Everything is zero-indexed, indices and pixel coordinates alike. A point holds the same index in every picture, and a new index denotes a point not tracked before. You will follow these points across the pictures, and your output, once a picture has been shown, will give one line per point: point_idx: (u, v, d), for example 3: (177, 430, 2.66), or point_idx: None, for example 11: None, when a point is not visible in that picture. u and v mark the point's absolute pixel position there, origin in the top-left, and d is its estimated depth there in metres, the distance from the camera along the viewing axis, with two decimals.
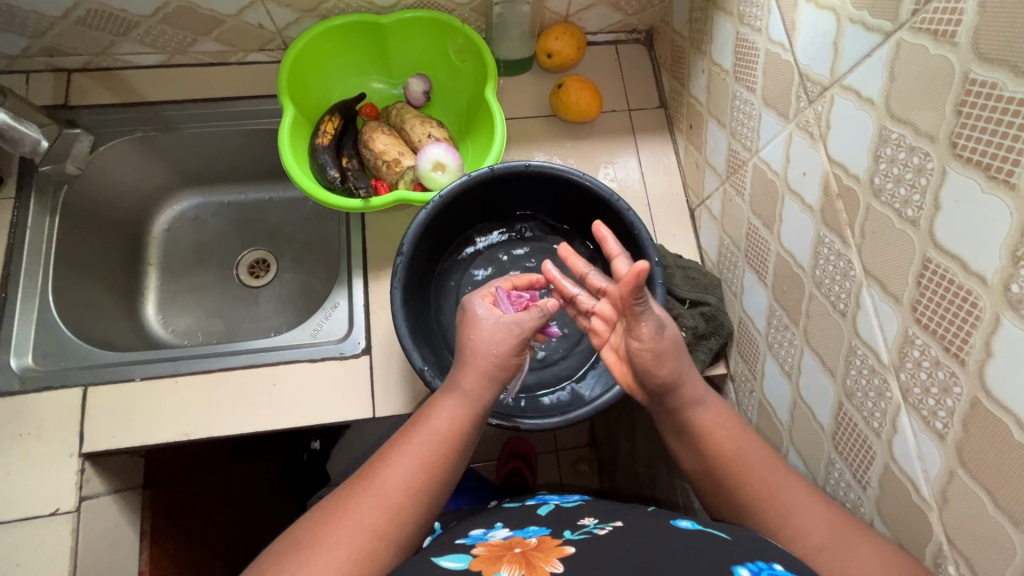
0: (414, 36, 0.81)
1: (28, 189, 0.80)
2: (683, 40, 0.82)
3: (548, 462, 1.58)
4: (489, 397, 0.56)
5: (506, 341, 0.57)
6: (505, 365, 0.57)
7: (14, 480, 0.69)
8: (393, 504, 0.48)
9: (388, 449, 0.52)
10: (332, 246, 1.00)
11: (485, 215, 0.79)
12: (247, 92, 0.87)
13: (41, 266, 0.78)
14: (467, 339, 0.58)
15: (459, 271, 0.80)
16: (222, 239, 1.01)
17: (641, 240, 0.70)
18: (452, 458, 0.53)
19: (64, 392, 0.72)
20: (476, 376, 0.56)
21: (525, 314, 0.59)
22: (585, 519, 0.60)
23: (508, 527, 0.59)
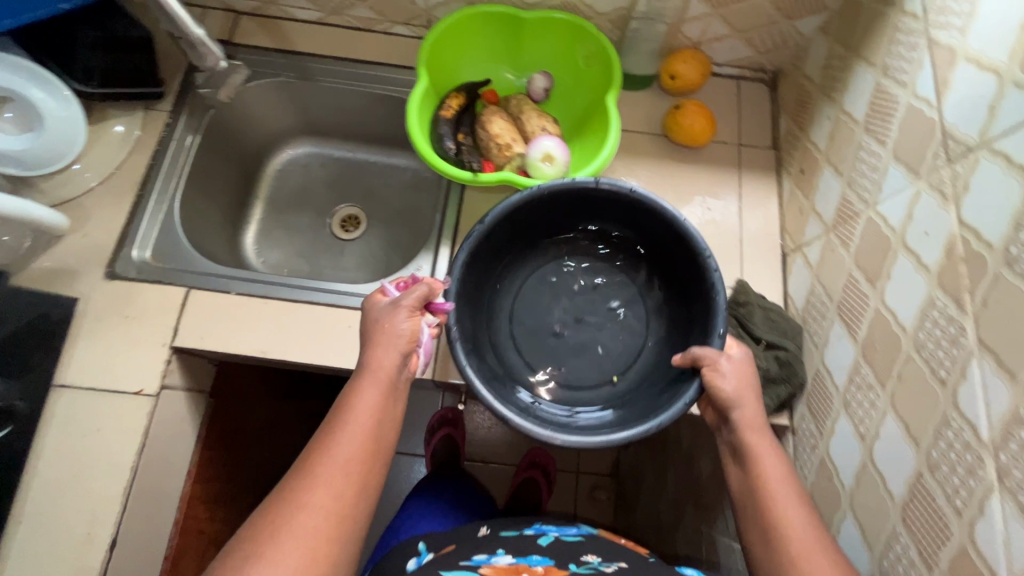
0: (549, 34, 0.84)
1: (182, 106, 0.89)
2: (812, 85, 0.82)
3: (566, 482, 1.56)
4: (396, 367, 0.60)
5: (394, 315, 0.62)
6: (398, 333, 0.62)
7: (112, 354, 0.76)
8: (336, 484, 0.52)
9: (317, 439, 0.55)
10: (421, 216, 1.05)
11: (562, 226, 0.82)
12: (383, 60, 0.93)
13: (177, 175, 0.86)
14: (370, 324, 0.63)
15: (525, 272, 0.83)
16: (323, 189, 1.08)
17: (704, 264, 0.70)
18: (377, 430, 0.57)
19: (170, 289, 0.79)
20: (381, 350, 0.60)
21: (412, 290, 0.64)
22: (590, 557, 0.64)
23: (511, 555, 0.63)
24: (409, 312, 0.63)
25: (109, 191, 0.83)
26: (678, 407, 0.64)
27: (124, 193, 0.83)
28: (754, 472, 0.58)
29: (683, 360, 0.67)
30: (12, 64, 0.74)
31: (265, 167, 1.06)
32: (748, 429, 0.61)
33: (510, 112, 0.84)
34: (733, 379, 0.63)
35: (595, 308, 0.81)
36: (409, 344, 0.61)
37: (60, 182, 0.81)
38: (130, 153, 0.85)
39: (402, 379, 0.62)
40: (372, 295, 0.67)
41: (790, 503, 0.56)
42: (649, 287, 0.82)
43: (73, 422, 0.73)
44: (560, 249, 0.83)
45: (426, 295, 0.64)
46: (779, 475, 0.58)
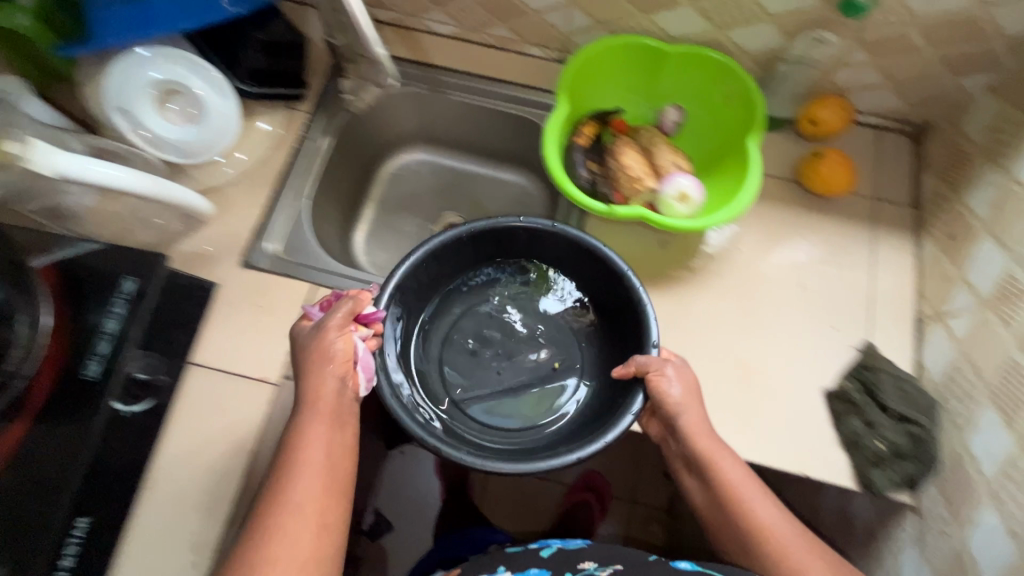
0: (690, 68, 0.83)
1: (321, 108, 0.93)
2: (972, 146, 0.77)
3: (619, 509, 1.55)
4: (332, 396, 0.65)
5: (323, 342, 0.66)
6: (336, 357, 0.66)
7: (241, 340, 0.80)
8: (311, 508, 0.59)
9: (279, 478, 0.61)
10: None
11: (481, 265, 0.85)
12: (514, 79, 0.94)
13: (310, 175, 0.91)
14: (307, 363, 0.66)
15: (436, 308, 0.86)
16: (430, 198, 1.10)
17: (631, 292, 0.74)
18: (334, 456, 0.63)
19: (297, 284, 0.83)
20: (318, 383, 0.65)
21: (331, 312, 0.68)
22: (586, 563, 0.70)
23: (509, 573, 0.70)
24: (337, 330, 0.67)
25: (250, 184, 0.88)
26: (626, 422, 0.68)
27: (263, 187, 0.88)
28: (723, 484, 0.66)
29: (626, 370, 0.71)
30: (188, 59, 0.79)
31: (379, 171, 1.09)
32: (698, 436, 0.68)
33: (640, 143, 0.83)
34: (679, 379, 0.69)
35: (485, 334, 0.86)
36: (344, 366, 0.66)
37: (210, 171, 0.86)
38: (271, 149, 0.89)
39: (347, 403, 0.67)
40: (299, 322, 0.71)
41: (755, 497, 0.65)
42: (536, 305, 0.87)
43: (200, 402, 0.76)
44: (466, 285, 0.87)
45: (349, 315, 0.68)
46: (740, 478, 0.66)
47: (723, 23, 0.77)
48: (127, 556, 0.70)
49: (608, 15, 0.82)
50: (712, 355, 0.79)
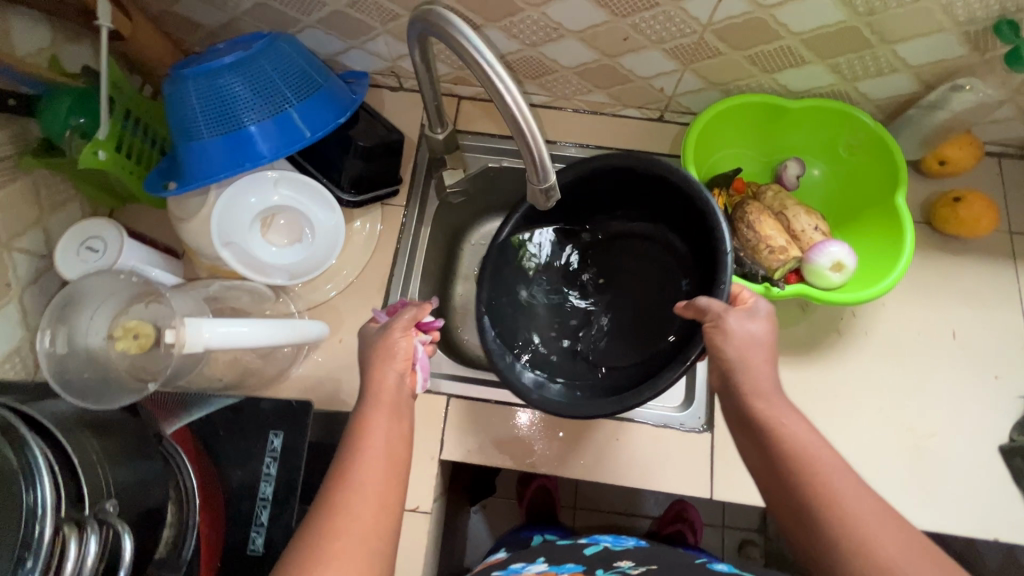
0: (810, 120, 0.78)
1: (416, 200, 0.87)
2: None
3: (711, 533, 1.54)
4: (397, 390, 0.58)
5: (376, 339, 0.61)
6: (398, 354, 0.60)
7: None
8: (362, 507, 0.51)
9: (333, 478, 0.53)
10: None
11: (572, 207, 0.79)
12: (613, 144, 0.88)
13: (415, 274, 0.86)
14: (376, 367, 0.60)
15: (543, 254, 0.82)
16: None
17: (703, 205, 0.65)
18: (391, 450, 0.55)
19: (430, 397, 0.79)
20: (382, 373, 0.59)
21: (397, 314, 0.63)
22: (622, 562, 0.78)
23: (544, 564, 0.79)
24: (402, 330, 0.61)
25: (358, 294, 0.82)
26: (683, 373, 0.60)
27: (372, 296, 0.82)
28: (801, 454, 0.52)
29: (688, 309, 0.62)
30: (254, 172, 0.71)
31: (465, 244, 0.99)
32: (758, 396, 0.56)
33: (769, 206, 0.78)
34: (736, 340, 0.57)
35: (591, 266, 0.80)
36: (405, 364, 0.59)
37: (314, 286, 0.81)
38: (373, 253, 0.84)
39: (406, 399, 0.60)
40: (367, 325, 0.66)
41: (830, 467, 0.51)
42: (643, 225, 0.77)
43: None
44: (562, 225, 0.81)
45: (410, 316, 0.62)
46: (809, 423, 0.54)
47: (855, 76, 0.73)
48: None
49: (724, 77, 0.77)
50: (879, 423, 0.76)
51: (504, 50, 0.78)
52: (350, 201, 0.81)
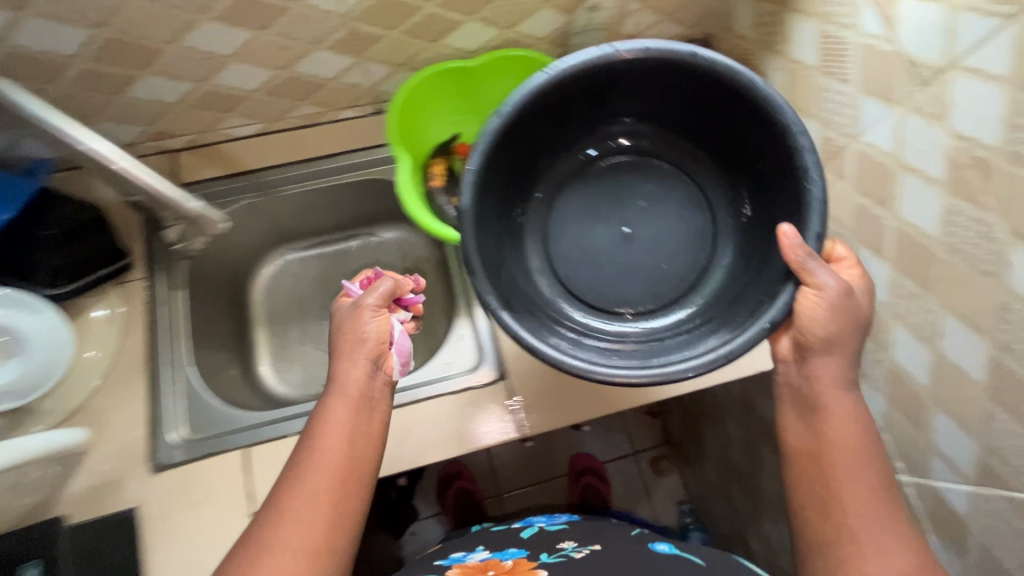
0: (501, 74, 0.85)
1: (157, 267, 0.83)
2: (750, 43, 0.87)
3: (628, 465, 1.65)
4: (366, 387, 0.63)
5: (357, 316, 0.65)
6: (368, 342, 0.64)
7: (195, 546, 0.70)
8: (308, 514, 0.57)
9: (292, 471, 0.60)
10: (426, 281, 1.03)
11: (546, 150, 0.73)
12: (340, 148, 0.91)
13: (180, 341, 0.81)
14: (344, 359, 0.64)
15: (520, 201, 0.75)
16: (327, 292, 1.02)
17: (643, 168, 0.76)
18: (359, 450, 0.61)
19: (226, 456, 0.75)
20: (356, 368, 0.63)
21: (370, 291, 0.67)
22: (564, 543, 0.79)
23: (488, 551, 0.78)
24: (374, 310, 0.66)
25: (119, 383, 0.77)
26: (715, 352, 0.59)
27: (136, 379, 0.77)
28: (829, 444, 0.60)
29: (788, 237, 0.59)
30: None
31: (255, 281, 1.01)
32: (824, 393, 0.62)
33: None
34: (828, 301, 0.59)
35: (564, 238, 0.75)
36: (373, 352, 0.64)
37: (63, 394, 0.75)
38: (123, 334, 0.79)
39: (376, 386, 0.64)
40: (341, 300, 0.70)
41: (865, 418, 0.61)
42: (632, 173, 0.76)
43: None
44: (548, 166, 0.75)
45: (388, 290, 0.67)
46: (833, 387, 0.61)
47: (508, 23, 0.80)
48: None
49: (400, 55, 0.80)
50: None
51: (178, 92, 0.77)
52: (55, 298, 0.75)
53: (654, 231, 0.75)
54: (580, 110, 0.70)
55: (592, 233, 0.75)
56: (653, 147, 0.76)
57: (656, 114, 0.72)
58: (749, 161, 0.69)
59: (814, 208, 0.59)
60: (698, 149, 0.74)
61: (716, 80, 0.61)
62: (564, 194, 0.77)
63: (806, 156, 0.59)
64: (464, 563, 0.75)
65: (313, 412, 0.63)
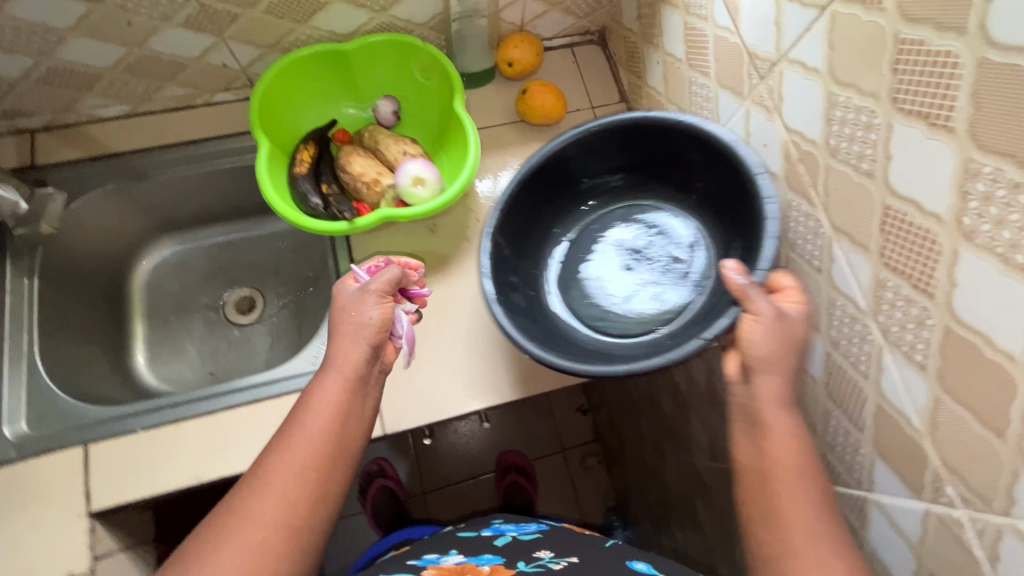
0: (381, 60, 0.82)
1: (3, 253, 0.80)
2: (634, 36, 0.86)
3: (556, 463, 1.64)
4: (362, 368, 0.58)
5: (363, 297, 0.60)
6: (365, 326, 0.59)
7: (22, 549, 0.66)
8: (285, 497, 0.51)
9: (276, 443, 0.54)
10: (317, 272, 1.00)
11: (561, 192, 0.75)
12: (215, 131, 0.87)
13: (26, 332, 0.77)
14: (342, 336, 0.59)
15: (562, 234, 0.76)
16: (213, 284, 1.00)
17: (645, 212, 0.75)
18: (344, 437, 0.56)
19: (63, 453, 0.71)
20: (351, 346, 0.58)
21: (382, 273, 0.61)
22: (541, 553, 0.75)
23: (462, 555, 0.75)
24: (379, 297, 0.60)
25: None
26: (675, 355, 0.57)
27: None
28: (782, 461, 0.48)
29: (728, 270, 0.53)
30: None
31: (135, 274, 0.97)
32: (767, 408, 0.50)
33: (365, 145, 0.81)
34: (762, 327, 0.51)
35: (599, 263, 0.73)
36: (378, 335, 0.59)
37: None
38: None
39: (373, 372, 0.60)
40: (344, 280, 0.63)
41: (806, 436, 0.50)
42: (652, 204, 0.75)
43: None
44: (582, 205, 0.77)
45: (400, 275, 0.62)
46: (778, 405, 0.50)
47: (380, 6, 0.80)
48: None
49: (268, 36, 0.79)
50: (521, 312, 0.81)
51: (22, 67, 0.75)
52: None
53: (654, 273, 0.72)
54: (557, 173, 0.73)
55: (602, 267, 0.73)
56: (672, 194, 0.74)
57: (636, 172, 0.75)
58: (717, 188, 0.68)
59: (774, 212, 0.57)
60: (676, 181, 0.73)
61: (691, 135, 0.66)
62: (579, 233, 0.76)
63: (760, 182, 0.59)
64: (438, 567, 0.72)
65: (306, 385, 0.58)
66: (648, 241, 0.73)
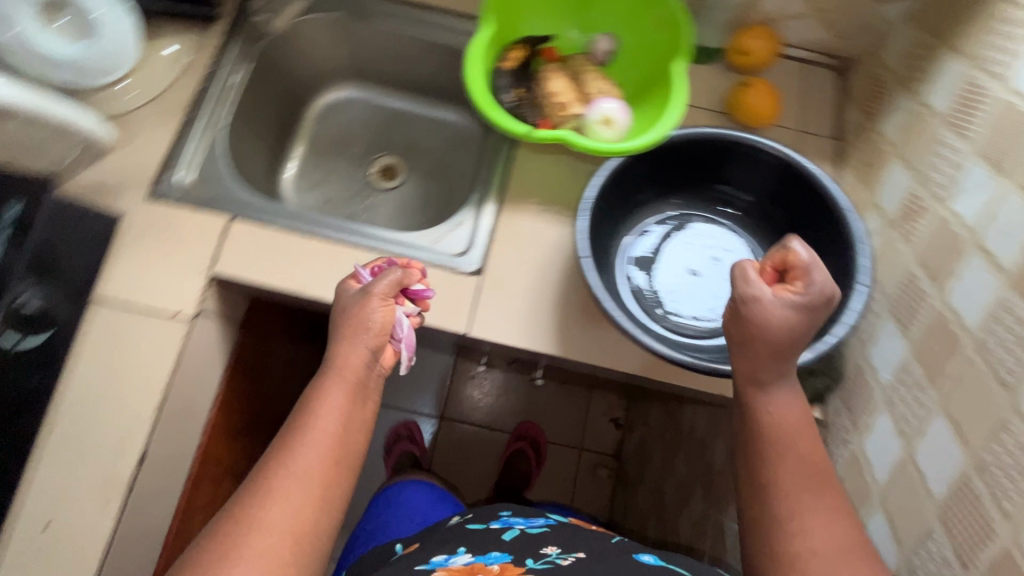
0: None
1: (238, 32, 0.88)
2: (888, 74, 0.78)
3: (569, 457, 1.62)
4: (362, 372, 0.59)
5: (368, 303, 0.61)
6: (372, 330, 0.60)
7: (150, 275, 0.75)
8: (292, 502, 0.50)
9: (274, 452, 0.54)
10: (461, 174, 1.05)
11: (685, 180, 0.79)
12: (441, 6, 0.91)
13: (226, 103, 0.86)
14: (339, 344, 0.60)
15: (662, 210, 0.81)
16: (369, 142, 1.08)
17: (743, 235, 0.80)
18: (350, 441, 0.56)
19: (209, 216, 0.78)
20: (349, 351, 0.59)
21: (383, 279, 0.63)
22: (548, 548, 0.72)
23: (470, 554, 0.72)
24: (381, 299, 0.61)
25: (157, 111, 0.82)
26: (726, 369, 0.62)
27: (172, 115, 0.83)
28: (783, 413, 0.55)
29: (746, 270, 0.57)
30: None
31: (312, 104, 1.05)
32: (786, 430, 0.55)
33: (570, 70, 0.82)
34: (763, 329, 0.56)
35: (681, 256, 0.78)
36: (376, 339, 0.60)
37: (111, 97, 0.81)
38: (179, 73, 0.85)
39: (373, 377, 0.61)
40: (346, 282, 0.66)
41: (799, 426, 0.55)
42: (754, 231, 0.80)
43: (110, 337, 0.73)
44: (698, 200, 0.80)
45: (400, 281, 0.62)
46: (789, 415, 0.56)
47: None
48: (23, 512, 0.66)
49: None
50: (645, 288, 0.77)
51: None
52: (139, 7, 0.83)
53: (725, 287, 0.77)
54: (697, 164, 0.77)
55: (687, 258, 0.78)
56: (766, 230, 0.79)
57: (757, 199, 0.78)
58: (820, 253, 0.71)
59: (860, 294, 0.62)
60: (785, 225, 0.77)
61: (823, 200, 0.69)
62: (681, 216, 0.81)
63: (860, 261, 0.64)
64: (448, 569, 0.70)
65: (303, 393, 0.58)
66: (730, 260, 0.79)
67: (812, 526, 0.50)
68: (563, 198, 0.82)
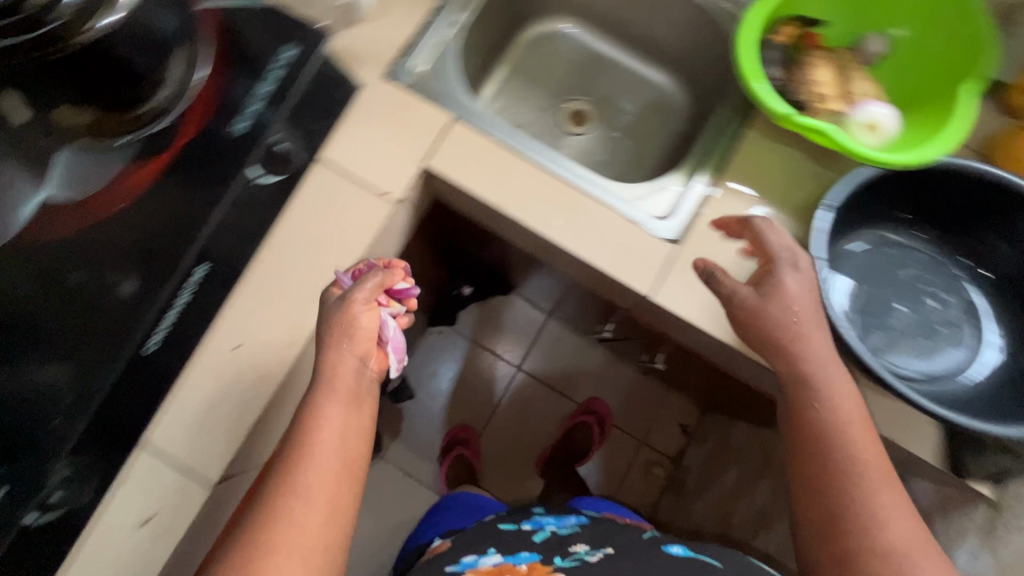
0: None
1: None
2: None
3: (628, 445, 1.62)
4: (354, 383, 0.61)
5: (359, 315, 0.62)
6: (354, 339, 0.62)
7: (369, 150, 0.77)
8: (306, 514, 0.54)
9: (274, 481, 0.56)
10: (649, 139, 1.04)
11: (948, 216, 0.74)
12: None
13: (469, 6, 0.88)
14: (336, 350, 0.61)
15: (906, 234, 0.76)
16: (566, 82, 1.09)
17: (982, 296, 0.74)
18: (354, 454, 0.59)
19: (433, 110, 0.80)
20: (346, 362, 0.61)
21: (363, 283, 0.63)
22: (577, 546, 0.76)
23: (499, 555, 0.75)
24: (364, 302, 0.62)
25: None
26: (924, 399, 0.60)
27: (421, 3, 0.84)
28: (831, 411, 0.60)
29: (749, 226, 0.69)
30: None
31: (527, 27, 1.08)
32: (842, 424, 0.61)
33: (835, 63, 0.76)
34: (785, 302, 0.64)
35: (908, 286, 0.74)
36: (367, 343, 0.62)
37: None
38: None
39: (364, 383, 0.63)
40: (328, 289, 0.67)
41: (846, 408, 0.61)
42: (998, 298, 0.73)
43: (320, 196, 0.75)
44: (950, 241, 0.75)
45: (379, 281, 0.63)
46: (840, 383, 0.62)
47: None
48: (217, 331, 0.71)
49: None
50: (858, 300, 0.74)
51: None
52: None
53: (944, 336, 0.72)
54: (972, 206, 0.71)
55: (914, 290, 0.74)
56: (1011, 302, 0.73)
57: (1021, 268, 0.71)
58: None
59: None
60: None
61: None
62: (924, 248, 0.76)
63: None
64: (477, 568, 0.73)
65: (296, 411, 0.60)
66: (957, 312, 0.74)
67: (889, 524, 0.56)
68: (779, 192, 0.78)
